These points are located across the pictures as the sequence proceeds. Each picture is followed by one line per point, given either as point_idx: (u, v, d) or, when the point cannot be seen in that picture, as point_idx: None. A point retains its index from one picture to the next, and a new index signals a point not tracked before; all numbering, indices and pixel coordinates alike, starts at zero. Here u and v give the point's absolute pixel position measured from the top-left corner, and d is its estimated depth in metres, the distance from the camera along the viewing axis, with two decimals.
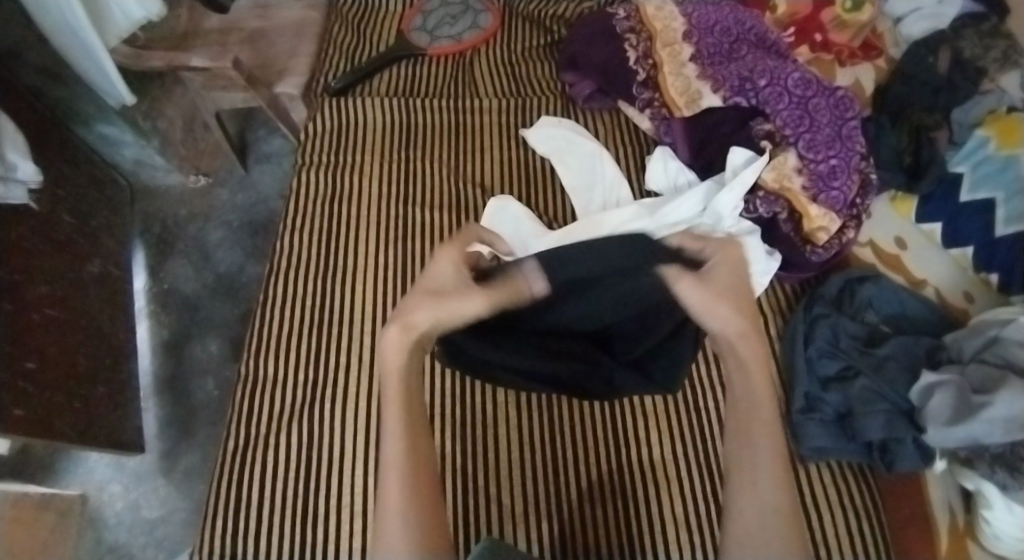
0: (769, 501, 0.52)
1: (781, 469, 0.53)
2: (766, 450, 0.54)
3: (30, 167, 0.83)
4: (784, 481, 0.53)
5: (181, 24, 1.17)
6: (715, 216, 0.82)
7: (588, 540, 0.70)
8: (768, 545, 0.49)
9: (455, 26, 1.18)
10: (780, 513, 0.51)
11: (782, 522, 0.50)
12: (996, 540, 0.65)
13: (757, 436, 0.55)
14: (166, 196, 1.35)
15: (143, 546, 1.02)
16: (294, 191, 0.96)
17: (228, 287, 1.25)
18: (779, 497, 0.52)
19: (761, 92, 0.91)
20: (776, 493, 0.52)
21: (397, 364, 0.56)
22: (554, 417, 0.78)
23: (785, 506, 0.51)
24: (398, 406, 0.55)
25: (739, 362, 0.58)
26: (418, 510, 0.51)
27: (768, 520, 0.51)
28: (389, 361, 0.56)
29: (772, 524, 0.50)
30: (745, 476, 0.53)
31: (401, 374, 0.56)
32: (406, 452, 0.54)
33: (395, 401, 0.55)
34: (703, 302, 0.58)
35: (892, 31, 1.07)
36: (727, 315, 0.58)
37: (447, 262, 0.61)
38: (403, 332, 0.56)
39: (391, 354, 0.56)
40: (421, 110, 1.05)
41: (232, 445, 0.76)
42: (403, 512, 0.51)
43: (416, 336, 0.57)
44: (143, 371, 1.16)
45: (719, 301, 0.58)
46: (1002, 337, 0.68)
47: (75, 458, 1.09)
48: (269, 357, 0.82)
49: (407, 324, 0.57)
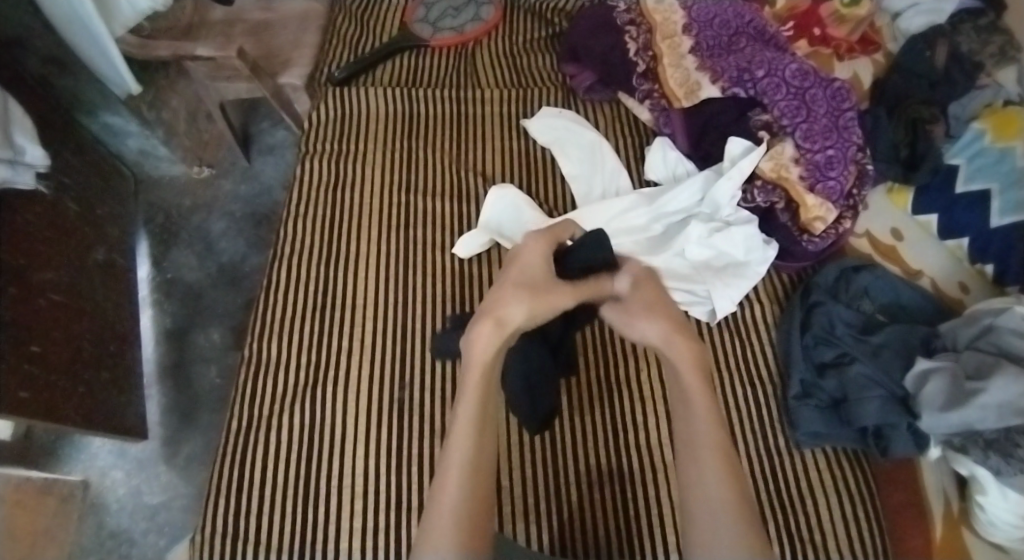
0: (717, 496, 0.52)
1: (724, 463, 0.54)
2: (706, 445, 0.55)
3: (38, 151, 0.84)
4: (730, 477, 0.53)
5: (186, 14, 1.18)
6: (714, 206, 0.85)
7: (586, 522, 0.71)
8: (720, 540, 0.50)
9: (457, 18, 1.19)
10: (728, 509, 0.51)
11: (733, 519, 0.50)
12: (990, 526, 0.66)
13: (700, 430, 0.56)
14: (170, 187, 1.36)
15: (145, 531, 1.03)
16: (297, 179, 0.97)
17: (231, 277, 1.26)
18: (725, 493, 0.52)
19: (758, 83, 0.92)
20: (719, 487, 0.52)
21: (485, 352, 0.58)
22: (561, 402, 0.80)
23: (733, 503, 0.51)
24: (473, 408, 0.56)
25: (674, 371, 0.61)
26: (467, 516, 0.50)
27: (717, 516, 0.51)
28: (478, 355, 0.58)
29: (722, 518, 0.50)
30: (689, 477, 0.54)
31: (487, 373, 0.58)
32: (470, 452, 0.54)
33: (472, 403, 0.56)
34: (624, 318, 0.67)
35: (891, 26, 1.08)
36: (648, 328, 0.64)
37: (538, 249, 0.68)
38: (495, 326, 0.60)
39: (483, 344, 0.59)
40: (423, 100, 1.06)
41: (234, 427, 0.77)
42: (454, 516, 0.50)
43: (506, 332, 0.60)
44: (146, 359, 1.17)
45: (634, 317, 0.66)
46: (996, 326, 0.69)
47: (77, 443, 1.10)
48: (271, 342, 0.83)
49: (500, 319, 0.60)
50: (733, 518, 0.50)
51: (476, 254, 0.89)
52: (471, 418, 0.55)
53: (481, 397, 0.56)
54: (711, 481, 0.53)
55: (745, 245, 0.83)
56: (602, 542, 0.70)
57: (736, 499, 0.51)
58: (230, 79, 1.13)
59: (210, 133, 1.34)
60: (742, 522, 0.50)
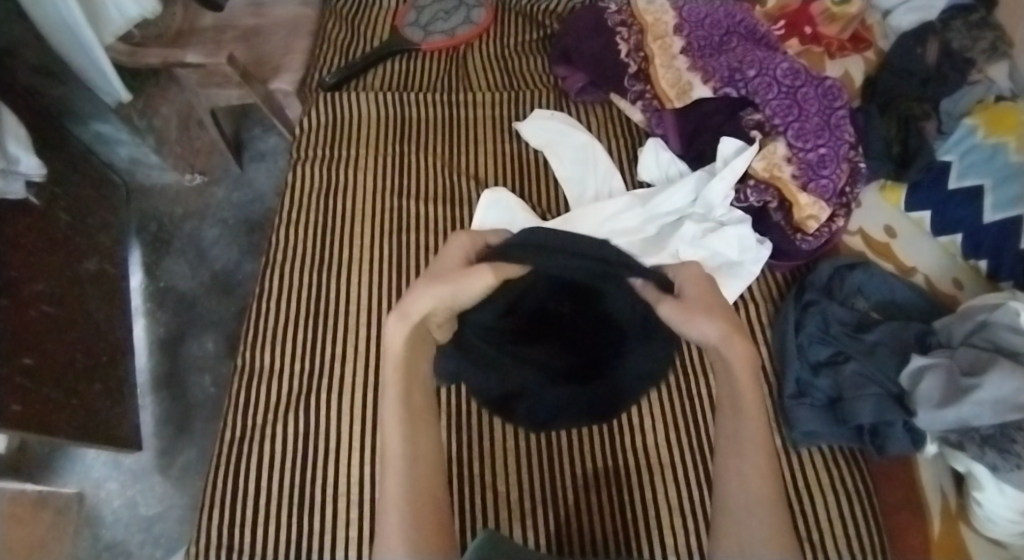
0: (750, 489, 0.51)
1: (765, 456, 0.53)
2: (749, 437, 0.54)
3: (33, 161, 0.84)
4: (769, 469, 0.52)
5: (176, 21, 1.18)
6: (707, 206, 0.85)
7: (584, 526, 0.71)
8: (751, 532, 0.49)
9: (448, 21, 1.19)
10: (763, 500, 0.50)
11: (764, 509, 0.50)
12: (989, 522, 0.66)
13: (745, 424, 0.54)
14: (162, 195, 1.36)
15: (141, 542, 1.02)
16: (288, 185, 0.97)
17: (223, 285, 1.26)
18: (760, 486, 0.51)
19: (750, 83, 0.92)
20: (756, 479, 0.51)
21: (401, 348, 0.56)
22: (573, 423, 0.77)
23: (768, 495, 0.50)
24: (398, 401, 0.54)
25: (725, 359, 0.57)
26: (414, 500, 0.50)
27: (752, 508, 0.50)
28: (389, 350, 0.56)
29: (753, 511, 0.50)
30: (728, 466, 0.54)
31: (400, 366, 0.55)
32: (406, 446, 0.53)
33: (395, 405, 0.54)
34: (679, 317, 0.59)
35: (881, 25, 1.08)
36: (703, 325, 0.57)
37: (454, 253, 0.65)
38: (400, 320, 0.56)
39: (395, 341, 0.56)
40: (415, 104, 1.06)
41: (228, 437, 0.76)
42: (405, 506, 0.50)
43: (412, 322, 0.57)
44: (140, 369, 1.17)
45: (695, 312, 0.58)
46: (990, 322, 0.68)
47: (71, 456, 1.09)
48: (265, 350, 0.82)
49: (404, 311, 0.57)
50: (767, 515, 0.49)
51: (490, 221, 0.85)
52: (396, 410, 0.54)
53: (405, 390, 0.55)
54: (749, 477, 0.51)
55: (739, 245, 0.82)
56: (600, 546, 0.69)
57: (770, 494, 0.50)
58: (219, 86, 1.12)
59: (201, 141, 1.31)
60: (774, 521, 0.49)
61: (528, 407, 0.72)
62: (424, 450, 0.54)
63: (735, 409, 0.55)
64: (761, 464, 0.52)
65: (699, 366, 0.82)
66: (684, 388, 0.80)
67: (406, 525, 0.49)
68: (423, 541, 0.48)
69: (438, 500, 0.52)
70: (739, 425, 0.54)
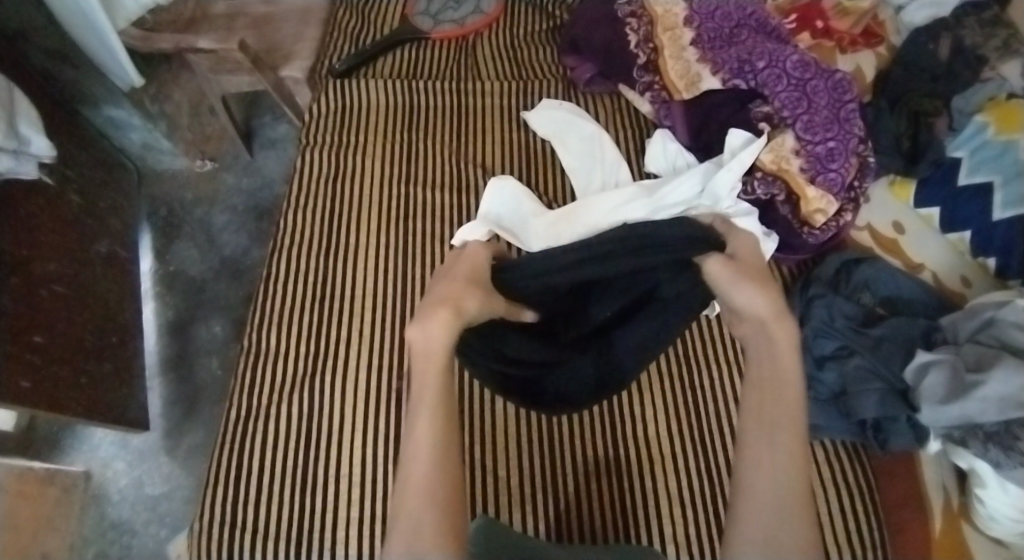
0: (778, 477, 0.52)
1: (796, 443, 0.53)
2: (784, 421, 0.55)
3: (43, 142, 0.85)
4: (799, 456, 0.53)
5: (188, 9, 1.18)
6: (714, 198, 0.83)
7: (584, 514, 0.71)
8: (776, 518, 0.50)
9: (458, 11, 1.20)
10: (794, 491, 0.51)
11: (795, 499, 0.50)
12: (991, 521, 0.65)
13: (783, 415, 0.55)
14: (172, 180, 1.37)
15: (146, 521, 1.04)
16: (297, 169, 0.98)
17: (233, 269, 1.27)
18: (791, 474, 0.52)
19: (759, 75, 0.92)
20: (787, 469, 0.52)
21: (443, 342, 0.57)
22: (596, 415, 0.77)
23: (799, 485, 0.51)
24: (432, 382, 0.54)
25: (767, 335, 0.60)
26: (435, 491, 0.49)
27: (780, 495, 0.51)
28: (427, 340, 0.57)
29: (782, 500, 0.50)
30: (756, 451, 0.54)
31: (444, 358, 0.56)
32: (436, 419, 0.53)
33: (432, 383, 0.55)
34: (726, 275, 0.65)
35: (894, 20, 1.07)
36: (747, 291, 0.62)
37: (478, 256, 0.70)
38: (453, 312, 0.58)
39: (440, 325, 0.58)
40: (424, 92, 1.06)
41: (234, 416, 0.77)
42: (426, 498, 0.49)
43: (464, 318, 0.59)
44: (149, 351, 1.18)
45: (750, 280, 0.62)
46: (997, 319, 0.68)
47: (79, 434, 1.11)
48: (271, 331, 0.83)
49: (456, 305, 0.59)
50: (791, 505, 0.50)
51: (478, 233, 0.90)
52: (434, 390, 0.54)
53: (441, 374, 0.55)
54: (778, 461, 0.53)
55: None
56: (599, 533, 0.70)
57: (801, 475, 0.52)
58: (230, 72, 1.13)
59: (212, 128, 1.32)
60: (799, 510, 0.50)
61: (558, 396, 0.72)
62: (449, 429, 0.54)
63: (772, 390, 0.56)
64: (792, 448, 0.53)
65: (715, 355, 0.81)
66: (690, 379, 0.80)
67: (433, 524, 0.48)
68: (448, 536, 0.47)
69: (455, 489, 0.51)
70: (771, 410, 0.56)
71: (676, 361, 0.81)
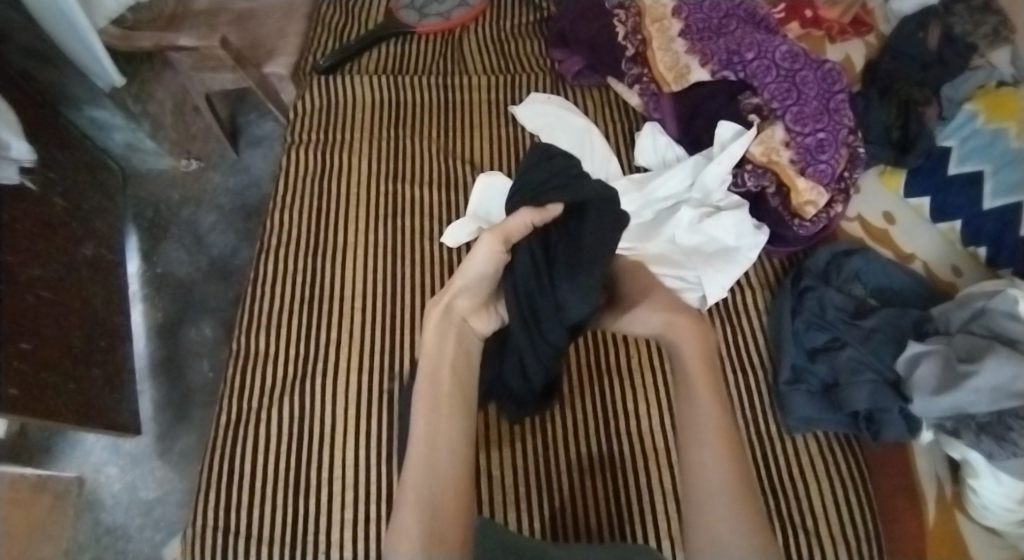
0: (719, 484, 0.54)
1: (723, 444, 0.56)
2: (709, 427, 0.57)
3: (23, 145, 0.83)
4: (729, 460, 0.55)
5: (169, 6, 1.16)
6: (704, 191, 0.85)
7: (579, 513, 0.70)
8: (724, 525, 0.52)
9: (443, 4, 1.18)
10: (729, 491, 0.53)
11: (736, 503, 0.53)
12: (984, 510, 0.65)
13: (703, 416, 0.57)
14: (158, 181, 1.36)
15: (140, 526, 1.03)
16: (283, 168, 0.96)
17: (220, 270, 1.25)
18: (723, 477, 0.54)
19: (748, 66, 0.91)
20: (718, 468, 0.55)
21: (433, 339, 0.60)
22: (578, 413, 0.77)
23: (734, 485, 0.54)
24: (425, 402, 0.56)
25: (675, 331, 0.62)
26: (428, 497, 0.51)
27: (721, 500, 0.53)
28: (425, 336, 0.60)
29: (727, 507, 0.53)
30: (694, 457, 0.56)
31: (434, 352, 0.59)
32: (428, 423, 0.55)
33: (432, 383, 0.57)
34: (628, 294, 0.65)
35: (883, 9, 1.06)
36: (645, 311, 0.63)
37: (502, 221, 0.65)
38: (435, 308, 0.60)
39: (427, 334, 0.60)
40: (409, 88, 1.05)
41: (224, 420, 0.76)
42: (426, 502, 0.51)
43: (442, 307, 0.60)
44: (138, 354, 1.17)
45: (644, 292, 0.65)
46: (989, 309, 0.68)
47: (70, 441, 1.09)
48: (259, 333, 0.82)
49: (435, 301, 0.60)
50: (738, 512, 0.53)
51: (465, 243, 0.88)
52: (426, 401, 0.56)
53: (430, 398, 0.56)
54: (712, 469, 0.55)
55: (736, 230, 0.82)
56: (593, 529, 0.70)
57: (738, 488, 0.54)
58: (215, 70, 1.11)
59: (197, 127, 1.30)
60: (747, 517, 0.52)
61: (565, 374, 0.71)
62: (448, 433, 0.55)
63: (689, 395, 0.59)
64: (722, 456, 0.55)
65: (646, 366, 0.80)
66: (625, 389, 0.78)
67: (421, 534, 0.49)
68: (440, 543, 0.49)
69: (457, 491, 0.53)
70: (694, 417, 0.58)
71: (608, 376, 0.80)
